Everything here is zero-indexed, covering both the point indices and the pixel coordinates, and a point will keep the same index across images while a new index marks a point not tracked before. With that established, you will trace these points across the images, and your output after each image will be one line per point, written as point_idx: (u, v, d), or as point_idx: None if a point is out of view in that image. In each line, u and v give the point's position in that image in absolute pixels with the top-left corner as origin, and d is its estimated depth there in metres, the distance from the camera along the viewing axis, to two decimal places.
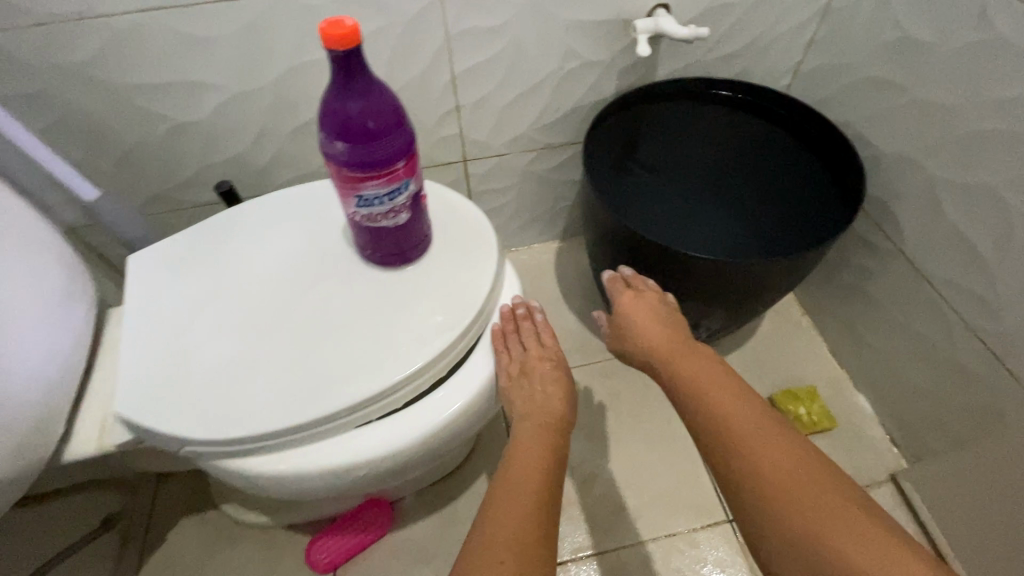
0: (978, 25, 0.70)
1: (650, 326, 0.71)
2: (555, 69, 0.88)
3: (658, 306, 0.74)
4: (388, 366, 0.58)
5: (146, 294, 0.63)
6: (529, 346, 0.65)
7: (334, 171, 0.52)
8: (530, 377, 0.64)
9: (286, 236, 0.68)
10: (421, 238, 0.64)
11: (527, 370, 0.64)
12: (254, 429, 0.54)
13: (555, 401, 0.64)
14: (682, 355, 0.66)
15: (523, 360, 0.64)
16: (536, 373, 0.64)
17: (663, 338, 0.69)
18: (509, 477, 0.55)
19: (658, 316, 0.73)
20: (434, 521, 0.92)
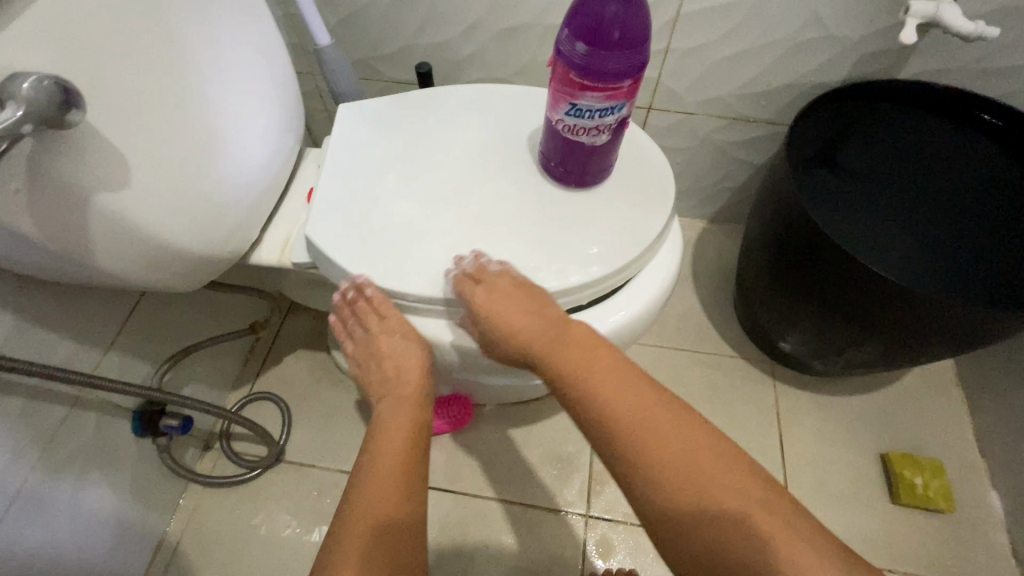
0: None
1: (520, 320, 0.56)
2: (789, 36, 0.81)
3: (517, 296, 0.57)
4: (544, 276, 0.60)
5: (348, 141, 0.69)
6: (369, 324, 0.60)
7: (561, 71, 0.53)
8: (379, 357, 0.61)
9: (476, 127, 0.71)
10: (603, 168, 0.63)
11: (374, 350, 0.61)
12: (411, 287, 0.59)
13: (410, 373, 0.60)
14: (557, 354, 0.54)
15: (368, 339, 0.61)
16: (386, 352, 0.60)
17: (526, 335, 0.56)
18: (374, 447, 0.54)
19: (524, 306, 0.56)
20: (506, 435, 0.97)
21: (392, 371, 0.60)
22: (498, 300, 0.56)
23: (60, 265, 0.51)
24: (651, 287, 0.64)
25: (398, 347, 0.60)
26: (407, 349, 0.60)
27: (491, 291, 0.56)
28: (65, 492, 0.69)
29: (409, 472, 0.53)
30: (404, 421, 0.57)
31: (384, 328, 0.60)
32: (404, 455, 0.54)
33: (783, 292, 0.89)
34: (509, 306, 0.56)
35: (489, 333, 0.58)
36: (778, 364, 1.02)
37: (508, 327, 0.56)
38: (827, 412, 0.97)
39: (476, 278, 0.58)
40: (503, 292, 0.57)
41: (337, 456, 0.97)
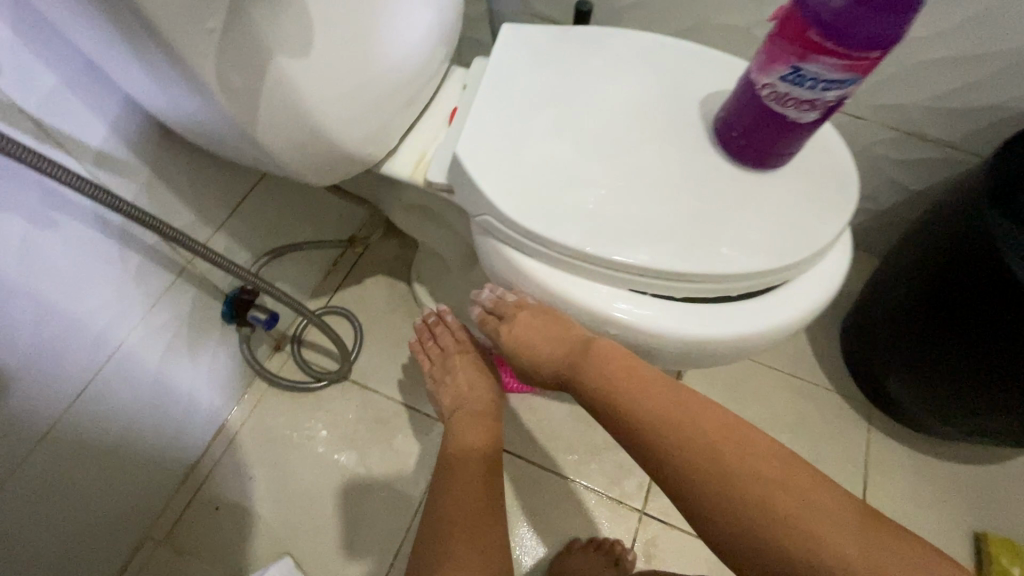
0: None
1: (546, 350, 0.58)
2: (1015, 49, 0.70)
3: (542, 326, 0.58)
4: (700, 255, 0.54)
5: (507, 64, 0.63)
6: (445, 345, 0.75)
7: (797, 25, 0.45)
8: (452, 372, 0.72)
9: (646, 77, 0.64)
10: (789, 152, 0.56)
11: (448, 365, 0.73)
12: (554, 234, 0.54)
13: (478, 389, 0.71)
14: (588, 372, 0.55)
15: (443, 356, 0.74)
16: (458, 370, 0.72)
17: (557, 361, 0.58)
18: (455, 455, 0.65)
19: (544, 335, 0.58)
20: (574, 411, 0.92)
21: (466, 382, 0.71)
22: (523, 330, 0.59)
23: (219, 125, 0.49)
24: (809, 295, 0.57)
25: (466, 365, 0.72)
26: (471, 370, 0.72)
27: (514, 324, 0.60)
28: (155, 355, 0.70)
29: (486, 472, 0.64)
30: (477, 431, 0.66)
31: (456, 348, 0.74)
32: (482, 460, 0.64)
33: (920, 335, 0.81)
34: (534, 338, 0.59)
35: (524, 361, 0.61)
36: (876, 409, 0.94)
37: (540, 357, 0.59)
38: (920, 472, 0.89)
39: (496, 313, 0.63)
40: (526, 326, 0.59)
41: (402, 388, 0.95)
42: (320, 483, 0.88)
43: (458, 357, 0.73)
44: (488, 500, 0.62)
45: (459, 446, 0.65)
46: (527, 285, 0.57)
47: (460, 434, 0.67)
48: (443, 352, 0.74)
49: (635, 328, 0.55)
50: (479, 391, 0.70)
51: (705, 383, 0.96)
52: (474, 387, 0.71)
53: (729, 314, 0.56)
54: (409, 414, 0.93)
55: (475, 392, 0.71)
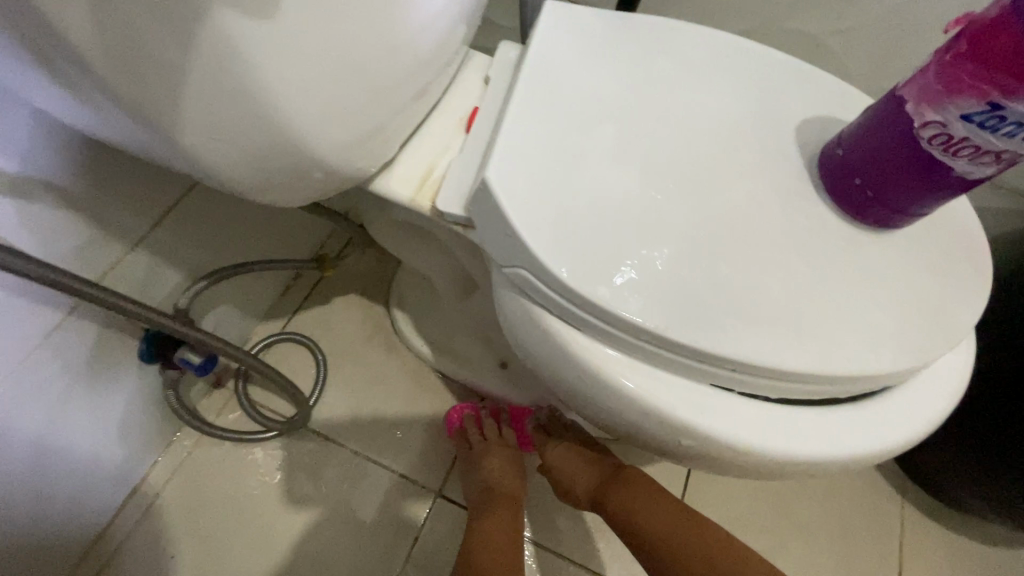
0: None
1: (581, 474, 0.60)
2: None
3: (587, 454, 0.61)
4: (813, 346, 0.39)
5: (552, 58, 0.47)
6: (487, 434, 0.71)
7: (1010, 43, 0.32)
8: (485, 463, 0.68)
9: (728, 94, 0.49)
10: (930, 211, 0.42)
11: (482, 455, 0.69)
12: (620, 307, 0.38)
13: (510, 483, 0.66)
14: (615, 490, 0.55)
15: (479, 445, 0.70)
16: (492, 460, 0.68)
17: (591, 485, 0.58)
18: (473, 538, 0.61)
19: (584, 457, 0.61)
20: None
21: (498, 473, 0.67)
22: (562, 455, 0.62)
23: (124, 118, 0.30)
24: (934, 400, 0.44)
25: (500, 459, 0.68)
26: (504, 467, 0.68)
27: (555, 447, 0.63)
28: (34, 415, 0.51)
29: (501, 557, 0.58)
30: (499, 522, 0.62)
31: (496, 439, 0.70)
32: (501, 550, 0.59)
33: (991, 420, 0.68)
34: (572, 460, 0.61)
35: (558, 486, 0.62)
36: (911, 480, 0.84)
37: (570, 480, 0.60)
38: (960, 557, 0.80)
39: (547, 433, 0.67)
40: (568, 447, 0.62)
41: (372, 440, 0.78)
42: (261, 564, 0.70)
43: (497, 448, 0.69)
44: None
45: (477, 532, 0.61)
46: (570, 366, 0.42)
47: (485, 515, 0.63)
48: (482, 443, 0.70)
49: (716, 441, 0.40)
50: (510, 486, 0.66)
51: None
52: (505, 479, 0.67)
53: (841, 424, 0.42)
54: (380, 473, 0.76)
55: (505, 483, 0.66)
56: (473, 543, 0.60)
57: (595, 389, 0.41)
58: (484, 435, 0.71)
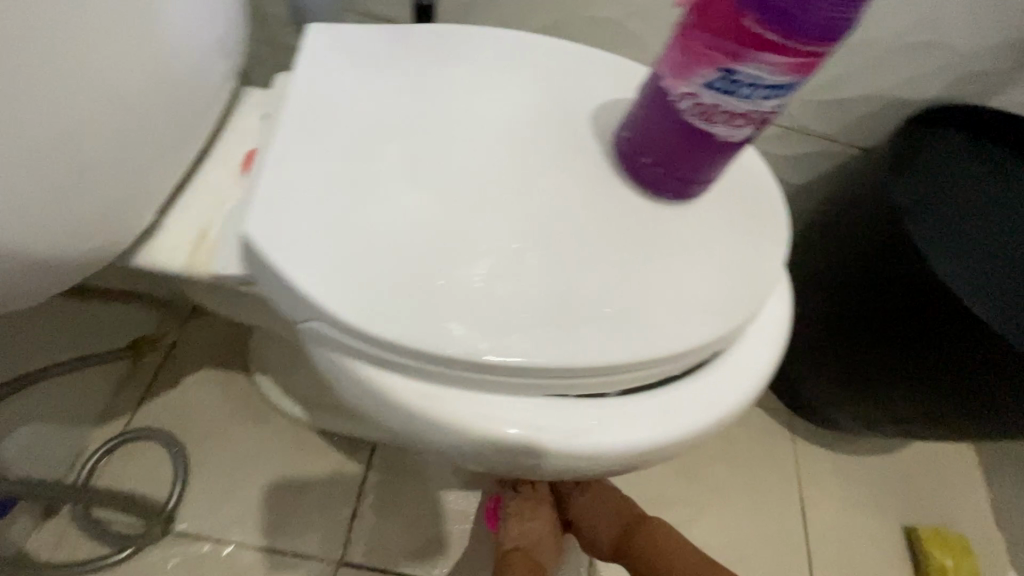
0: None
1: (607, 524, 0.59)
2: (893, 35, 0.64)
3: (611, 499, 0.60)
4: (629, 333, 0.39)
5: (320, 81, 0.43)
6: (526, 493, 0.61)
7: (726, 11, 0.33)
8: (524, 528, 0.59)
9: (516, 92, 0.47)
10: (713, 178, 0.43)
11: (522, 519, 0.60)
12: (419, 338, 0.36)
13: (546, 548, 0.59)
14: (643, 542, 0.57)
15: (517, 504, 0.61)
16: (531, 528, 0.59)
17: (619, 537, 0.58)
18: None
19: (613, 503, 0.60)
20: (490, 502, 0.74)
21: (537, 540, 0.59)
22: (593, 508, 0.60)
23: None
24: (763, 353, 0.45)
25: (539, 521, 0.60)
26: (541, 531, 0.59)
27: (585, 497, 0.60)
28: None
29: None
30: None
31: (539, 498, 0.61)
32: None
33: (840, 347, 0.75)
34: (604, 508, 0.60)
35: (585, 537, 0.60)
36: (797, 416, 0.89)
37: (597, 532, 0.59)
38: (851, 477, 0.85)
39: (577, 482, 0.61)
40: (600, 494, 0.60)
41: (254, 526, 0.69)
42: None
43: (540, 510, 0.60)
44: None
45: None
46: (391, 412, 0.39)
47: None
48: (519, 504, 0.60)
49: (555, 453, 0.38)
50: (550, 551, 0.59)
51: None
52: (539, 542, 0.59)
53: (682, 401, 0.42)
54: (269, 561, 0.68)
55: (539, 548, 0.59)
56: None
57: (422, 430, 0.38)
58: (527, 495, 0.61)
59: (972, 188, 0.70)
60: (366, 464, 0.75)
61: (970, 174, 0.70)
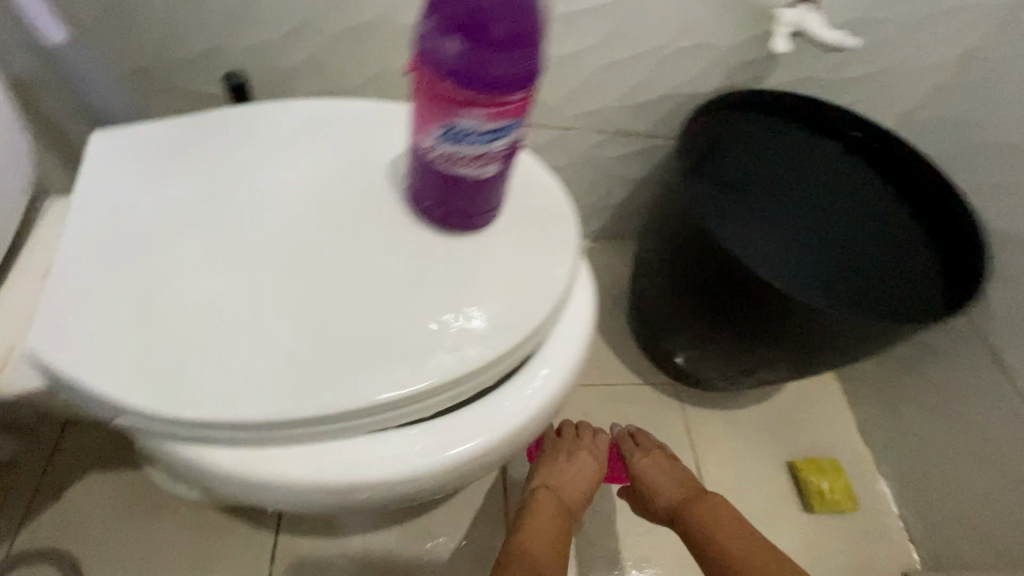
0: None
1: (664, 482, 0.76)
2: (663, 44, 0.73)
3: (669, 465, 0.78)
4: (423, 364, 0.44)
5: (105, 193, 0.46)
6: (584, 436, 0.79)
7: (428, 80, 0.38)
8: (574, 461, 0.75)
9: (306, 162, 0.52)
10: (492, 206, 0.48)
11: (574, 454, 0.76)
12: (220, 414, 0.40)
13: (584, 487, 0.73)
14: (697, 506, 0.71)
15: (573, 442, 0.77)
16: (579, 466, 0.75)
17: (672, 492, 0.74)
18: (537, 527, 0.66)
19: (670, 472, 0.77)
20: (419, 530, 0.78)
21: (585, 476, 0.74)
22: (652, 468, 0.77)
23: None
24: (571, 349, 0.51)
25: (588, 463, 0.75)
26: (588, 469, 0.75)
27: (646, 458, 0.79)
28: None
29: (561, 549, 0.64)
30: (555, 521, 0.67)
31: (588, 445, 0.77)
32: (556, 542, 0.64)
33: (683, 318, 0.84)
34: (662, 471, 0.77)
35: (644, 492, 0.77)
36: (680, 385, 0.97)
37: (657, 486, 0.76)
38: (733, 430, 0.94)
39: (638, 444, 0.81)
40: (657, 460, 0.78)
41: None
42: None
43: (584, 452, 0.76)
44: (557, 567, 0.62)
45: (539, 522, 0.66)
46: (221, 481, 0.42)
47: (551, 516, 0.68)
48: (574, 442, 0.77)
49: (376, 486, 0.43)
50: (574, 490, 0.72)
51: None
52: (577, 480, 0.73)
53: (496, 409, 0.46)
54: None
55: (575, 483, 0.73)
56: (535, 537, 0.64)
57: (252, 490, 0.42)
58: (587, 440, 0.78)
59: (752, 166, 0.81)
60: (274, 528, 0.76)
61: (754, 152, 0.81)
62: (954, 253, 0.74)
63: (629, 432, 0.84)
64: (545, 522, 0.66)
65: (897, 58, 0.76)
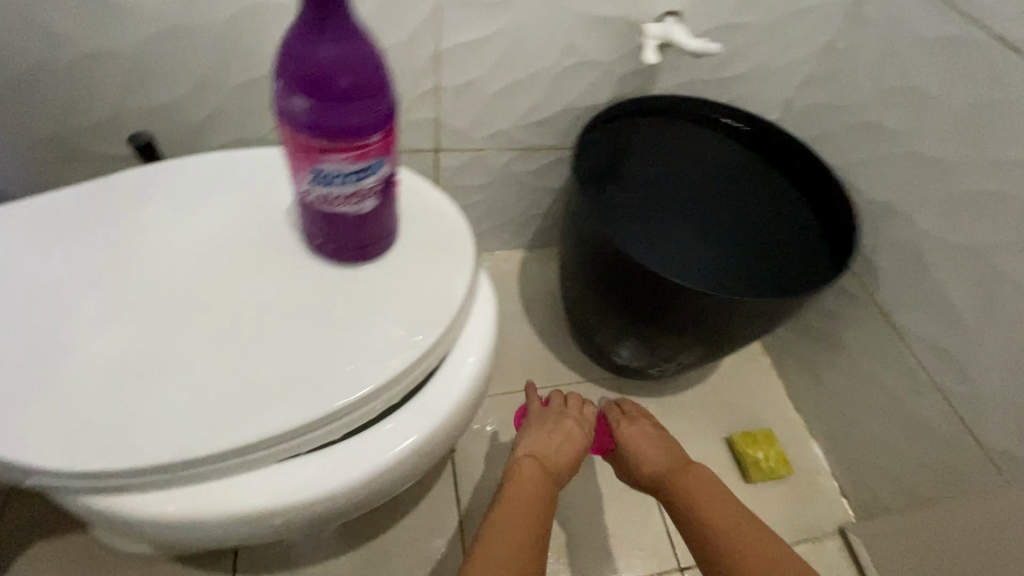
0: (963, 87, 0.67)
1: (649, 450, 0.77)
2: (550, 65, 0.79)
3: (655, 435, 0.79)
4: (325, 390, 0.48)
5: (16, 275, 0.51)
6: (570, 405, 0.80)
7: (287, 133, 0.41)
8: (560, 429, 0.76)
9: (207, 220, 0.56)
10: (382, 235, 0.52)
11: (559, 421, 0.77)
12: (131, 462, 0.44)
13: (567, 454, 0.74)
14: (680, 475, 0.72)
15: (560, 411, 0.79)
16: (564, 434, 0.75)
17: (656, 459, 0.75)
18: (518, 491, 0.66)
19: (655, 440, 0.78)
20: (378, 550, 0.81)
21: (568, 444, 0.75)
22: (636, 437, 0.79)
23: None
24: (472, 361, 0.55)
25: (573, 431, 0.76)
26: (572, 436, 0.75)
27: (633, 427, 0.80)
28: None
29: (542, 513, 0.64)
30: (537, 485, 0.67)
31: (573, 414, 0.78)
32: (536, 506, 0.64)
33: (603, 315, 0.88)
34: (646, 440, 0.78)
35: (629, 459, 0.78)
36: (619, 377, 1.03)
37: (641, 453, 0.77)
38: (673, 414, 0.99)
39: (625, 415, 0.83)
40: (642, 430, 0.80)
41: None
42: None
43: (568, 420, 0.78)
44: (539, 532, 0.62)
45: (521, 486, 0.66)
46: (146, 525, 0.46)
47: (532, 481, 0.68)
48: (562, 411, 0.79)
49: (292, 508, 0.47)
50: (559, 458, 0.72)
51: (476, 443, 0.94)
52: (561, 450, 0.73)
53: (398, 426, 0.51)
54: None
55: (558, 453, 0.73)
56: (515, 504, 0.64)
57: (177, 528, 0.46)
58: (572, 409, 0.79)
59: (646, 169, 0.88)
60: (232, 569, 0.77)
61: (648, 155, 0.88)
62: (834, 228, 0.80)
63: (615, 403, 0.85)
64: (524, 487, 0.66)
65: (765, 55, 0.83)
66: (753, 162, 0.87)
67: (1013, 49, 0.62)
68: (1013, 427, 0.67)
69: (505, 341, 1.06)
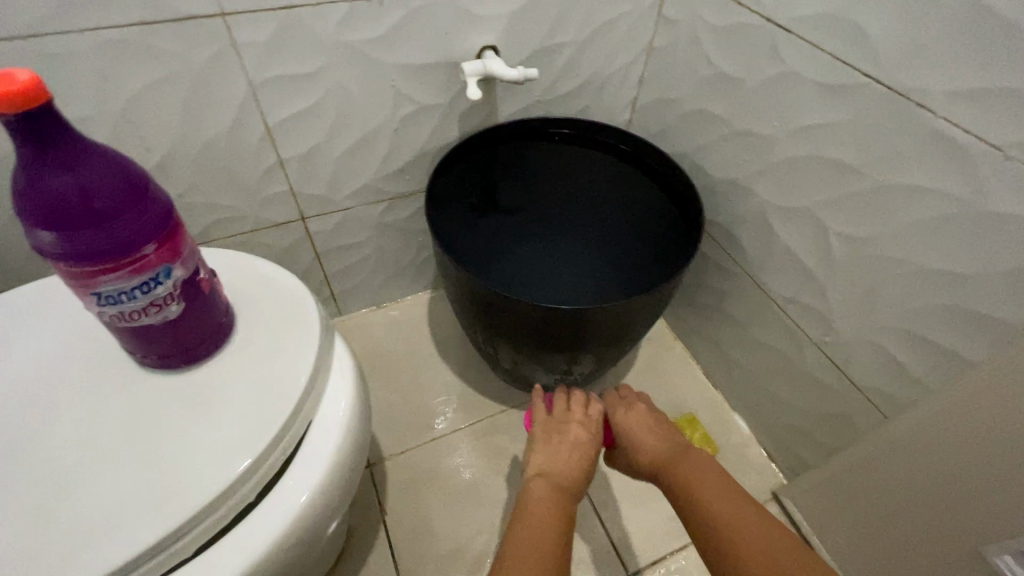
0: (758, 67, 0.72)
1: (649, 438, 0.69)
2: (387, 118, 0.80)
3: (651, 420, 0.72)
4: (163, 507, 0.45)
5: None
6: (572, 407, 0.72)
7: (52, 266, 0.41)
8: (565, 436, 0.68)
9: (32, 355, 0.54)
10: (206, 332, 0.52)
11: (565, 428, 0.69)
12: None
13: (579, 462, 0.66)
14: (678, 463, 0.64)
15: (562, 418, 0.71)
16: (569, 442, 0.68)
17: (656, 447, 0.68)
18: (527, 518, 0.58)
19: (652, 427, 0.71)
20: None
21: (575, 451, 0.67)
22: (634, 424, 0.71)
23: None
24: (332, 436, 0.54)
25: (580, 435, 0.69)
26: (580, 442, 0.68)
27: (630, 414, 0.72)
28: None
29: (555, 539, 0.55)
30: (551, 505, 0.59)
31: (576, 417, 0.71)
32: (552, 530, 0.56)
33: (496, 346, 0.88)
34: (645, 427, 0.71)
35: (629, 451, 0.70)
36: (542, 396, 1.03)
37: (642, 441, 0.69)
38: None
39: (624, 403, 0.74)
40: (638, 416, 0.72)
41: None
42: None
43: (572, 425, 0.70)
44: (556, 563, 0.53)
45: (531, 510, 0.59)
46: None
47: (543, 501, 0.60)
48: (567, 416, 0.71)
49: None
50: (572, 472, 0.64)
51: (410, 499, 0.92)
52: (571, 460, 0.66)
53: (252, 528, 0.47)
54: None
55: (569, 464, 0.65)
56: (524, 534, 0.55)
57: None
58: (574, 411, 0.71)
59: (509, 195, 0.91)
60: None
61: (507, 180, 0.90)
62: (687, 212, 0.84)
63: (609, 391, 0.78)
64: (536, 512, 0.58)
65: (592, 67, 0.87)
66: (608, 164, 0.90)
67: (783, 28, 0.67)
68: (877, 364, 0.71)
69: (424, 387, 1.05)
